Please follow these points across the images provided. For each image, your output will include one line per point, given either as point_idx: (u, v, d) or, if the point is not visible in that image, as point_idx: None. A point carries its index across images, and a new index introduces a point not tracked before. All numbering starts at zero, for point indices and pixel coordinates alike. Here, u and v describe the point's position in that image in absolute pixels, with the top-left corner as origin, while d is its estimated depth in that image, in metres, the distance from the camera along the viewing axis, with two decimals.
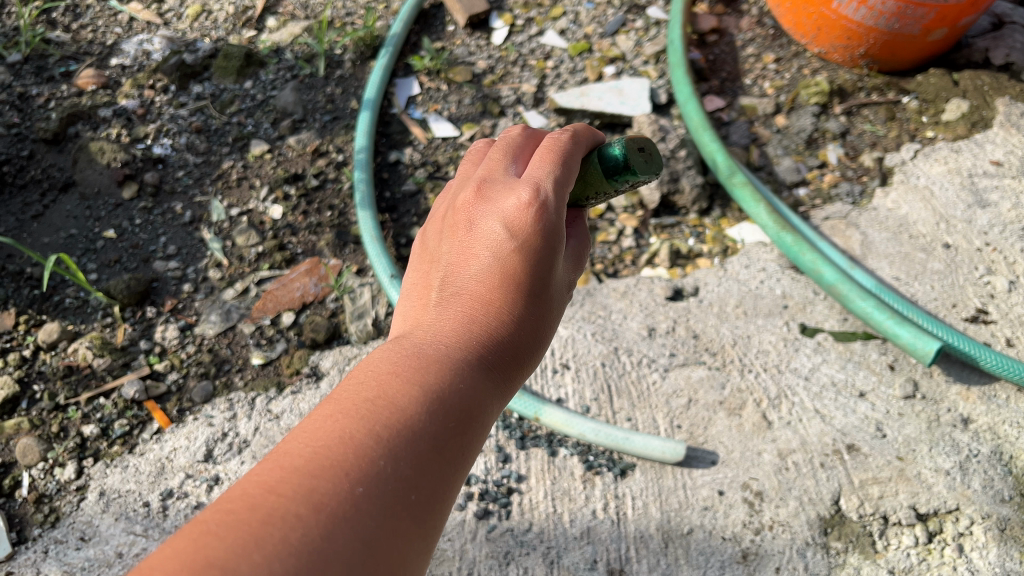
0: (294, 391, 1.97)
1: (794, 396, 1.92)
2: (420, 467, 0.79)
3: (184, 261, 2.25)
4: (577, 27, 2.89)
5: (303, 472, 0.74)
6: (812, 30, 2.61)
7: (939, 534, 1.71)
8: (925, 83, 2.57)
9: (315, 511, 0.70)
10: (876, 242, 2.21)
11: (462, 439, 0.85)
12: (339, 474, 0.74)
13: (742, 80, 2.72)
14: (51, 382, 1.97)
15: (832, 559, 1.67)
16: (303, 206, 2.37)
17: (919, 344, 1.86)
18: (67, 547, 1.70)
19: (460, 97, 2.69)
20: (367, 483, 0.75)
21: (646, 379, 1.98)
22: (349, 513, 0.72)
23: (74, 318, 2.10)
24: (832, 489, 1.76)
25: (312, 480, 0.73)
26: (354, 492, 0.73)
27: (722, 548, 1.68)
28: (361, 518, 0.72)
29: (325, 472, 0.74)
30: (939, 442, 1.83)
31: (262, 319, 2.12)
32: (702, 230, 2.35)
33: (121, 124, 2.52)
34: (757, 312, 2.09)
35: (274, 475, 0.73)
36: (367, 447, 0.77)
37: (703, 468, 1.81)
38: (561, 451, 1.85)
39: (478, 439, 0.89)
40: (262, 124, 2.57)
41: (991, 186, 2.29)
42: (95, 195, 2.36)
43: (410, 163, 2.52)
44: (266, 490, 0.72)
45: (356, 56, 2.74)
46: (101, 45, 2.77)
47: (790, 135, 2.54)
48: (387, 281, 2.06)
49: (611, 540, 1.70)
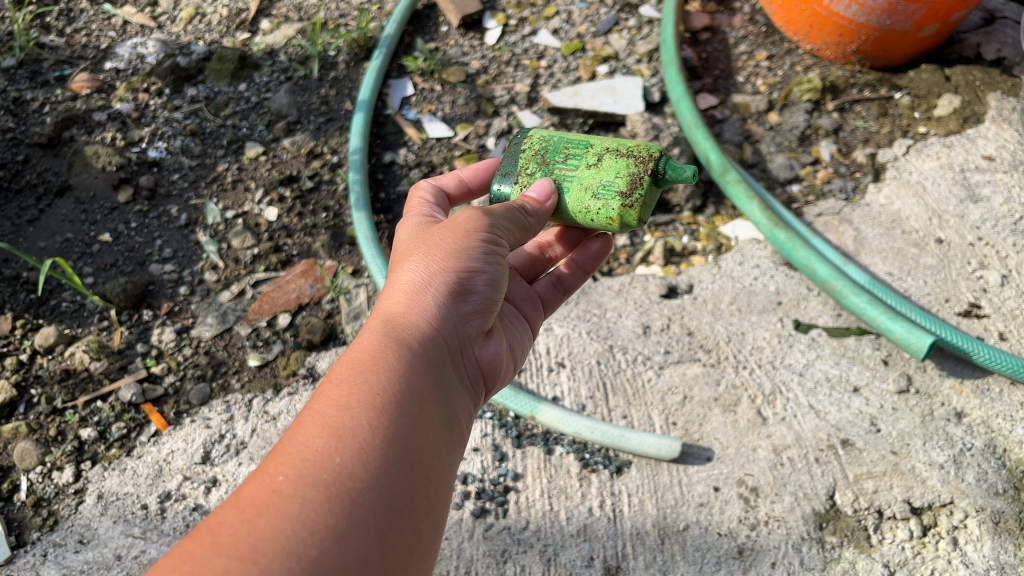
0: (291, 392, 1.97)
1: (789, 392, 1.93)
2: (350, 487, 0.92)
3: (180, 264, 2.25)
4: (570, 26, 2.90)
5: (240, 513, 0.87)
6: (804, 27, 2.62)
7: (933, 528, 1.72)
8: (917, 79, 2.58)
9: (264, 518, 0.86)
10: (869, 238, 2.22)
11: (391, 456, 0.98)
12: (272, 509, 0.87)
13: (735, 78, 2.73)
14: (49, 386, 1.98)
15: (827, 553, 1.68)
16: (298, 208, 2.38)
17: (911, 339, 1.87)
18: (66, 550, 1.70)
19: (454, 98, 2.69)
20: (300, 507, 0.88)
21: (641, 376, 1.99)
22: (285, 537, 0.84)
23: (71, 322, 2.11)
24: (826, 484, 1.77)
25: (249, 518, 0.86)
26: (287, 519, 0.86)
27: (718, 544, 1.69)
28: (296, 540, 0.85)
29: (267, 490, 0.89)
30: (933, 436, 1.84)
31: (259, 321, 2.13)
32: (696, 227, 2.36)
33: (116, 128, 2.52)
34: (751, 309, 2.10)
35: (217, 521, 0.86)
36: (294, 481, 0.90)
37: (698, 464, 1.82)
38: (557, 449, 1.86)
39: (414, 453, 1.01)
40: (257, 126, 2.57)
41: (983, 181, 2.30)
42: (90, 199, 2.37)
43: (404, 164, 2.53)
44: (210, 534, 0.85)
45: (350, 57, 2.75)
46: (95, 50, 2.78)
47: (783, 132, 2.55)
48: (382, 282, 2.07)
49: (607, 537, 1.71)
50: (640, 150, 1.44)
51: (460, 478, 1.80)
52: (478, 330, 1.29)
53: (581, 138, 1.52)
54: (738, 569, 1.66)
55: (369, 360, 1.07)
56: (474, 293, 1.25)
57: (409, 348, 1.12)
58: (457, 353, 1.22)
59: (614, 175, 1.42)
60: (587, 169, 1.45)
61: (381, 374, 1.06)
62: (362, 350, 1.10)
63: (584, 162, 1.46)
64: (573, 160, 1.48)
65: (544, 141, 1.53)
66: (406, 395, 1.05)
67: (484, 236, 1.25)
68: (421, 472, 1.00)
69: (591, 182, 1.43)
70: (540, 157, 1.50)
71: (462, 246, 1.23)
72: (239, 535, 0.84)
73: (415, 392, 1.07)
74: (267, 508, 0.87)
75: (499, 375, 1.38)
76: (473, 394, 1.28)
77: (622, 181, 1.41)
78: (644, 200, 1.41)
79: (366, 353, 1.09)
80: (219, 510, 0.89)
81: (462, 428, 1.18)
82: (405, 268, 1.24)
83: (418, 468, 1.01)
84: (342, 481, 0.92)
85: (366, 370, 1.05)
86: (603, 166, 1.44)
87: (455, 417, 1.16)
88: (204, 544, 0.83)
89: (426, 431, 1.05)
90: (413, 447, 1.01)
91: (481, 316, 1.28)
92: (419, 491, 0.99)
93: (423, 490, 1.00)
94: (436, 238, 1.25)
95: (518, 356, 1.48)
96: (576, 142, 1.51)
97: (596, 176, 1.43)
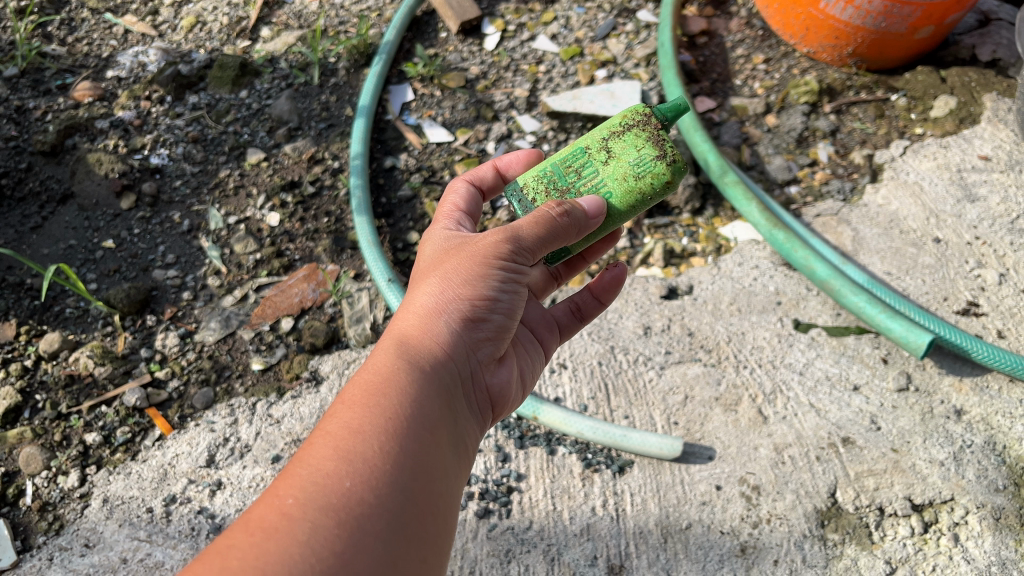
0: (295, 395, 1.99)
1: (789, 390, 1.94)
2: (360, 514, 0.92)
3: (183, 269, 2.27)
4: (568, 32, 2.92)
5: (249, 535, 0.87)
6: (801, 30, 2.64)
7: (934, 524, 1.73)
8: (913, 81, 2.60)
9: (273, 540, 0.86)
10: (867, 238, 2.24)
11: (401, 483, 0.98)
12: (281, 533, 0.87)
13: (732, 81, 2.75)
14: (54, 391, 1.99)
15: (829, 550, 1.69)
16: (300, 213, 2.39)
17: (910, 338, 1.88)
18: (71, 554, 1.71)
19: (453, 103, 2.71)
20: (309, 532, 0.88)
21: (643, 376, 2.00)
22: (293, 563, 0.85)
23: (75, 328, 2.12)
24: (828, 482, 1.78)
25: (258, 541, 0.86)
26: (296, 544, 0.86)
27: (720, 542, 1.70)
28: (304, 565, 0.85)
29: (276, 512, 0.90)
30: (933, 433, 1.85)
31: (262, 325, 2.14)
32: (695, 229, 2.37)
33: (118, 135, 2.54)
34: (751, 309, 2.12)
35: (226, 542, 0.87)
36: (304, 505, 0.90)
37: (700, 464, 1.83)
38: (560, 449, 1.87)
39: (425, 482, 1.01)
40: (258, 132, 2.59)
41: (980, 180, 2.32)
42: (93, 206, 2.38)
43: (405, 169, 2.55)
44: (220, 555, 0.85)
45: (350, 63, 2.77)
46: (97, 58, 2.80)
47: (781, 134, 2.57)
48: (384, 285, 2.09)
49: (610, 536, 1.72)
50: (630, 118, 1.43)
51: None
52: (488, 357, 1.29)
53: (568, 150, 1.45)
54: (741, 567, 1.67)
55: (382, 385, 1.07)
56: (487, 320, 1.25)
57: (422, 375, 1.12)
58: (465, 381, 1.22)
59: (634, 151, 1.40)
60: (609, 165, 1.41)
61: (392, 400, 1.06)
62: (374, 372, 1.10)
63: (598, 163, 1.42)
64: (587, 168, 1.42)
65: (541, 176, 1.44)
66: (417, 422, 1.06)
67: (505, 265, 1.23)
68: (429, 499, 1.01)
69: (626, 166, 1.40)
70: (557, 192, 1.42)
71: (479, 272, 1.22)
72: (248, 558, 0.84)
73: (426, 420, 1.07)
74: (277, 531, 0.88)
75: (505, 403, 1.38)
76: (480, 417, 1.28)
77: (650, 149, 1.39)
78: (675, 149, 1.40)
79: (379, 377, 1.09)
80: (228, 529, 0.90)
81: (467, 456, 1.18)
82: (422, 291, 1.24)
83: (428, 497, 1.01)
84: (351, 507, 0.92)
85: (377, 394, 1.06)
86: (619, 152, 1.41)
87: (462, 445, 1.16)
88: (212, 565, 0.83)
89: (436, 461, 1.06)
90: (422, 473, 1.02)
91: (491, 343, 1.28)
92: (428, 519, 1.00)
93: (429, 516, 1.00)
94: (452, 261, 1.24)
95: (527, 382, 1.47)
96: (567, 156, 1.44)
97: (625, 164, 1.40)
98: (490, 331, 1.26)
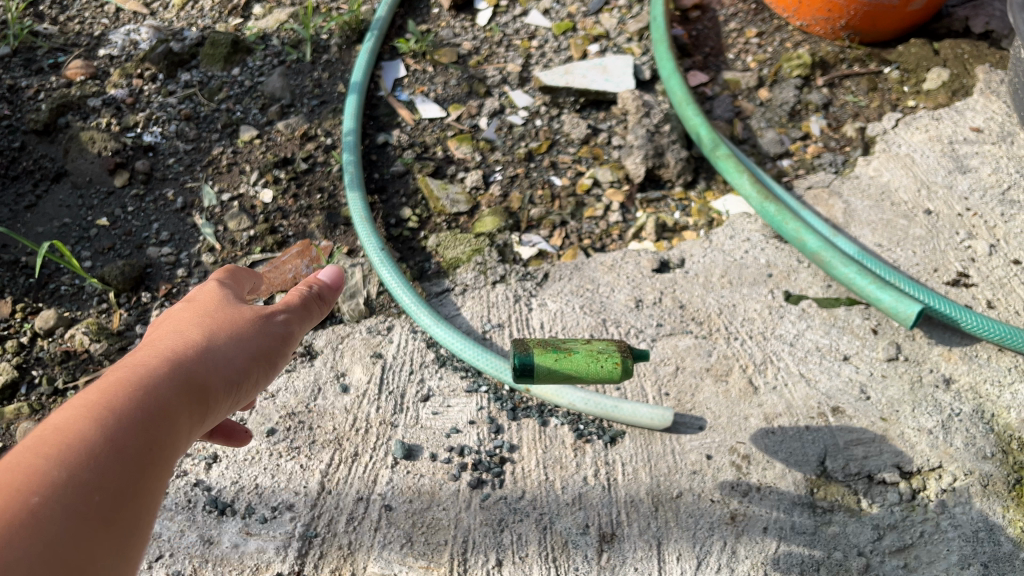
0: (289, 369, 1.99)
1: (779, 360, 1.96)
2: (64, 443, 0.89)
3: (178, 246, 2.28)
4: (561, 6, 2.93)
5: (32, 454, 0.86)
6: (794, 3, 2.66)
7: (922, 491, 1.75)
8: (906, 54, 2.61)
9: (38, 469, 0.84)
10: (858, 210, 2.23)
11: (128, 425, 0.95)
12: (35, 459, 0.85)
13: (725, 55, 2.74)
14: (50, 367, 2.01)
15: (818, 517, 1.71)
16: (293, 189, 2.40)
17: (900, 308, 1.89)
18: None
19: (446, 79, 2.72)
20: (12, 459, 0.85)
21: (634, 348, 2.00)
22: None
23: (71, 305, 2.14)
24: (817, 450, 1.80)
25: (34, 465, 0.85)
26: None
27: (710, 510, 1.72)
28: None
29: (73, 432, 0.90)
30: (922, 402, 1.87)
31: (256, 302, 2.15)
32: (688, 203, 2.39)
33: (111, 113, 2.55)
34: (742, 281, 2.13)
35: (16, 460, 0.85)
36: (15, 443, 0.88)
37: (691, 434, 1.85)
38: (552, 420, 1.89)
39: (157, 431, 0.98)
40: (251, 109, 2.59)
41: (972, 152, 2.32)
42: (87, 184, 2.40)
43: (398, 145, 2.55)
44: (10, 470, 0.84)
45: (342, 40, 2.77)
46: (88, 36, 2.80)
47: (773, 108, 2.58)
48: (377, 262, 2.10)
49: (602, 505, 1.74)
50: None
51: (457, 450, 1.82)
52: (274, 357, 1.27)
53: None
54: (731, 534, 1.69)
55: (127, 363, 1.07)
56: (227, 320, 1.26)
57: (160, 353, 1.11)
58: (246, 375, 1.20)
59: None
60: None
61: (118, 369, 1.05)
62: (130, 357, 1.11)
63: None
64: None
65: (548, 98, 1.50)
66: (147, 378, 1.03)
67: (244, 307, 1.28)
68: (155, 443, 0.96)
69: None
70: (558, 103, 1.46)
71: (219, 311, 1.25)
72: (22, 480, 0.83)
73: (164, 381, 1.05)
74: (66, 452, 0.88)
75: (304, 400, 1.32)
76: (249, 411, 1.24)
77: None
78: None
79: (122, 360, 1.09)
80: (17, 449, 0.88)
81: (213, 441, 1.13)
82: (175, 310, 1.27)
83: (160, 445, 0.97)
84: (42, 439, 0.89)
85: (114, 367, 1.05)
86: None
87: (209, 421, 1.12)
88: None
89: (178, 416, 1.03)
90: (150, 422, 0.98)
91: (275, 346, 1.27)
92: (156, 464, 0.95)
93: (153, 463, 0.95)
94: (204, 297, 1.29)
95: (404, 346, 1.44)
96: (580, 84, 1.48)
97: None
98: (259, 329, 1.26)
